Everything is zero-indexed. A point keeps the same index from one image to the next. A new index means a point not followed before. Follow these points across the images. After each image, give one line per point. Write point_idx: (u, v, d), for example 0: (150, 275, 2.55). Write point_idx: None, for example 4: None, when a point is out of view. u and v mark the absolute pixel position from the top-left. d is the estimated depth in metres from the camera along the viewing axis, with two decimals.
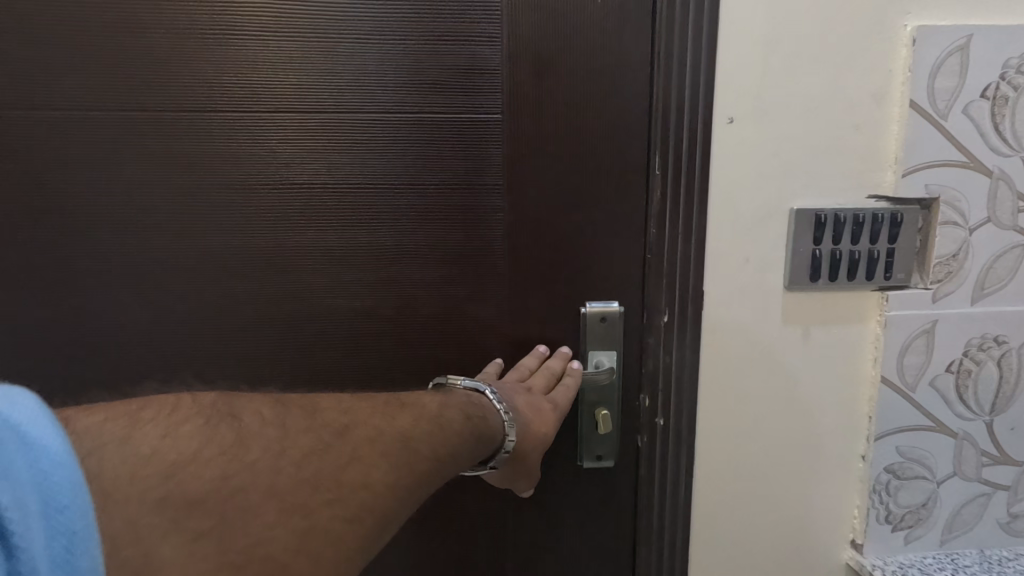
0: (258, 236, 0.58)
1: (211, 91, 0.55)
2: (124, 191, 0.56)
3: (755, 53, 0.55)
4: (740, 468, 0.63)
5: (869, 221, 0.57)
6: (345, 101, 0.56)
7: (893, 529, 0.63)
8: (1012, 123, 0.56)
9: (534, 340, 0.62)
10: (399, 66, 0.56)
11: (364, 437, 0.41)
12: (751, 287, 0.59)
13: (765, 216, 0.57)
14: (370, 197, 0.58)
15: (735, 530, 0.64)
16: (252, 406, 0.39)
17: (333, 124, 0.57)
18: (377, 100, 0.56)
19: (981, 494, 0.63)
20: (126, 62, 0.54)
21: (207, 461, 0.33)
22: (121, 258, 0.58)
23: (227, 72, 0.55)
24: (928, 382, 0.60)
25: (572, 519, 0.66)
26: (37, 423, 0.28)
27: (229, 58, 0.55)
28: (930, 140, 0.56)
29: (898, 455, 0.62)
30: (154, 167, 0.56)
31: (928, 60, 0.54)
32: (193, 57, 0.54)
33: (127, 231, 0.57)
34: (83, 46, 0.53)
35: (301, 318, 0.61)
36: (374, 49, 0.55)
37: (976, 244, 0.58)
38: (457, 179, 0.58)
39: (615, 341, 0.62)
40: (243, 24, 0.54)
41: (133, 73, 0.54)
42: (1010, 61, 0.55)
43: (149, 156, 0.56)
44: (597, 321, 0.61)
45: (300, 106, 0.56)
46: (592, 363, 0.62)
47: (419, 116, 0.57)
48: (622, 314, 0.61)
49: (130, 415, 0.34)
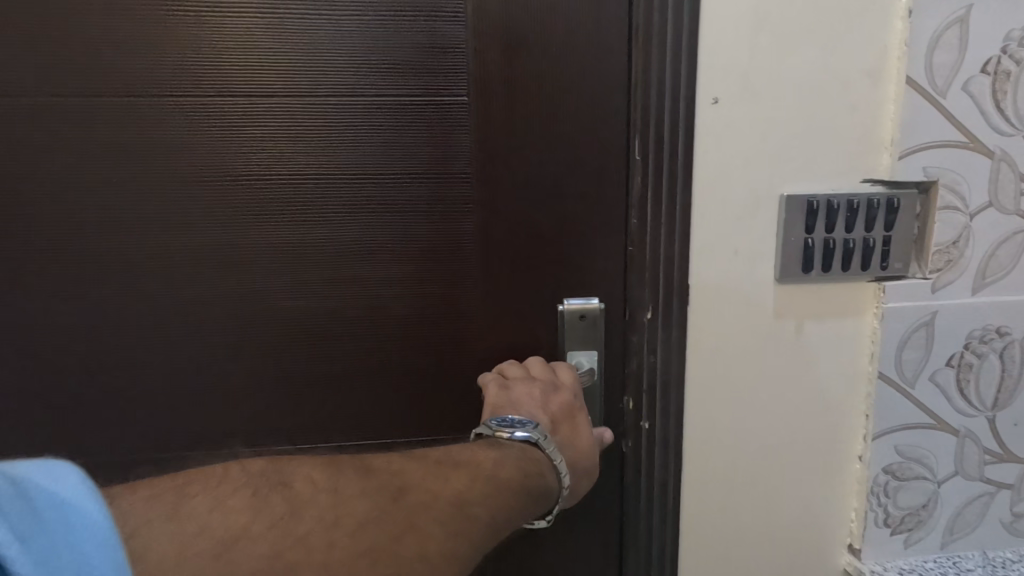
0: (208, 233, 0.54)
1: (151, 74, 0.50)
2: (63, 189, 0.52)
3: (742, 27, 0.51)
4: (732, 472, 0.59)
5: (864, 207, 0.54)
6: (300, 84, 0.52)
7: (893, 532, 0.60)
8: (1014, 101, 0.52)
9: (510, 341, 0.58)
10: (359, 45, 0.51)
11: (417, 502, 0.38)
12: (740, 280, 0.55)
13: (754, 203, 0.54)
14: (331, 189, 0.54)
15: (727, 537, 0.61)
16: (304, 472, 0.38)
17: (289, 109, 0.52)
18: (336, 82, 0.52)
19: (984, 494, 0.60)
20: (56, 43, 0.49)
21: (257, 537, 0.32)
22: (61, 258, 0.53)
23: (168, 53, 0.50)
24: (927, 378, 0.57)
25: (556, 528, 0.63)
26: (82, 497, 0.28)
27: (170, 37, 0.50)
28: (928, 120, 0.52)
29: (896, 455, 0.58)
30: (92, 159, 0.52)
31: (925, 32, 0.51)
32: (130, 37, 0.50)
33: (66, 230, 0.53)
34: (9, 26, 0.49)
35: (259, 321, 0.56)
36: (330, 28, 0.51)
37: (977, 230, 0.55)
38: (425, 168, 0.54)
39: (595, 340, 0.58)
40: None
41: (64, 55, 0.50)
42: (1013, 33, 0.51)
43: (85, 147, 0.51)
44: (576, 319, 0.57)
45: (251, 89, 0.51)
46: (572, 364, 0.58)
47: (381, 101, 0.53)
48: (603, 312, 0.58)
49: (179, 489, 0.34)
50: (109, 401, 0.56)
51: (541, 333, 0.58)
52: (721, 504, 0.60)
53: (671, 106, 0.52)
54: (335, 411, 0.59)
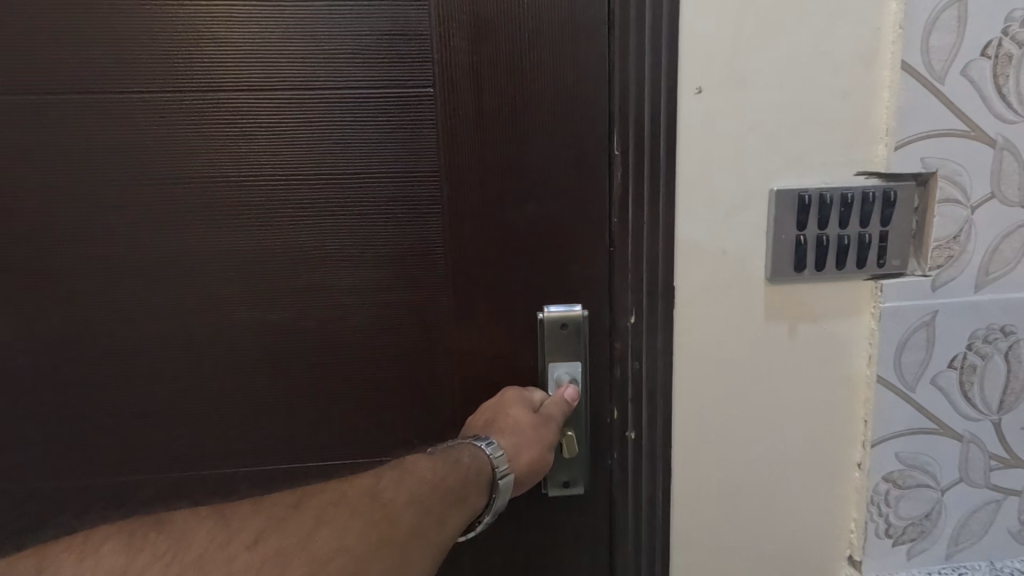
0: (168, 241, 0.52)
1: (102, 76, 0.48)
2: (25, 197, 0.50)
3: (726, 11, 0.48)
4: (724, 484, 0.56)
5: (859, 201, 0.50)
6: (262, 78, 0.49)
7: (894, 543, 0.57)
8: (1017, 86, 0.49)
9: (486, 349, 0.55)
10: (323, 35, 0.48)
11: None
12: (730, 281, 0.52)
13: (742, 198, 0.50)
14: (296, 192, 0.51)
15: (720, 551, 0.58)
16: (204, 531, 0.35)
17: (250, 106, 0.49)
18: (299, 76, 0.49)
19: (991, 501, 0.57)
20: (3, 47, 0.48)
21: None
22: (20, 269, 0.52)
23: (118, 53, 0.48)
24: (929, 381, 0.54)
25: (542, 544, 0.60)
26: None
27: (118, 37, 0.48)
28: (926, 108, 0.49)
29: (897, 462, 0.55)
30: (47, 167, 0.50)
31: (922, 13, 0.47)
32: (78, 39, 0.48)
33: (24, 240, 0.51)
34: None
35: (224, 331, 0.54)
36: (289, 19, 0.48)
37: (979, 224, 0.51)
38: (393, 168, 0.51)
39: (577, 351, 0.55)
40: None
41: (12, 59, 0.48)
42: (1014, 13, 0.48)
43: (39, 155, 0.50)
44: (556, 327, 0.54)
45: (210, 85, 0.49)
46: (553, 377, 0.55)
47: (345, 97, 0.50)
48: (586, 320, 0.54)
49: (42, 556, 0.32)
50: (73, 414, 0.55)
51: (520, 341, 0.55)
52: (712, 516, 0.57)
53: (650, 97, 0.49)
54: (308, 424, 0.56)
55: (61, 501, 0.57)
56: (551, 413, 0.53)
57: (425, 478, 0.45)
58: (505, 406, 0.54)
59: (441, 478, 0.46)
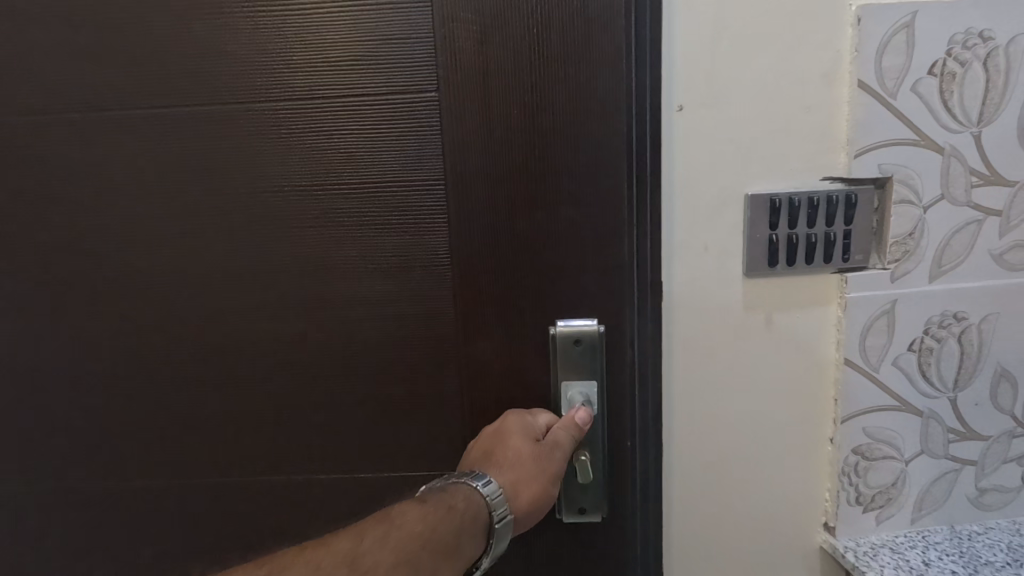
0: (212, 247, 0.58)
1: (158, 103, 0.55)
2: (95, 207, 0.58)
3: (703, 38, 0.54)
4: (710, 457, 0.63)
5: (823, 203, 0.57)
6: (294, 101, 0.55)
7: (864, 510, 0.63)
8: (960, 100, 0.56)
9: (497, 350, 0.58)
10: (347, 61, 0.54)
11: None
12: (711, 276, 0.59)
13: (720, 202, 0.57)
14: (330, 200, 0.57)
15: (706, 518, 0.64)
16: None
17: (283, 126, 0.55)
18: (326, 98, 0.54)
19: (950, 471, 0.63)
20: (78, 81, 0.55)
21: None
22: (89, 272, 0.60)
23: (171, 83, 0.55)
24: (891, 362, 0.60)
25: (547, 540, 0.62)
26: None
27: (172, 70, 0.55)
28: (880, 120, 0.56)
29: (865, 437, 0.61)
30: (112, 183, 0.57)
31: (874, 38, 0.54)
32: (139, 72, 0.55)
33: (93, 247, 0.59)
34: (42, 70, 0.55)
35: (261, 327, 0.60)
36: (321, 44, 0.53)
37: (931, 222, 0.58)
38: (410, 181, 0.56)
39: (589, 366, 0.58)
40: (184, 35, 0.54)
41: (85, 91, 0.55)
42: (956, 37, 0.54)
43: (105, 173, 0.57)
44: (569, 342, 0.57)
45: (249, 107, 0.55)
46: (566, 392, 0.59)
47: (372, 113, 0.55)
48: (598, 335, 0.57)
49: None
50: (131, 401, 0.63)
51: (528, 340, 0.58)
52: (699, 488, 0.64)
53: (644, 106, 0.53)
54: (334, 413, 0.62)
55: (121, 477, 0.64)
56: (557, 440, 0.56)
57: (413, 531, 0.48)
58: (513, 433, 0.57)
59: (431, 530, 0.48)
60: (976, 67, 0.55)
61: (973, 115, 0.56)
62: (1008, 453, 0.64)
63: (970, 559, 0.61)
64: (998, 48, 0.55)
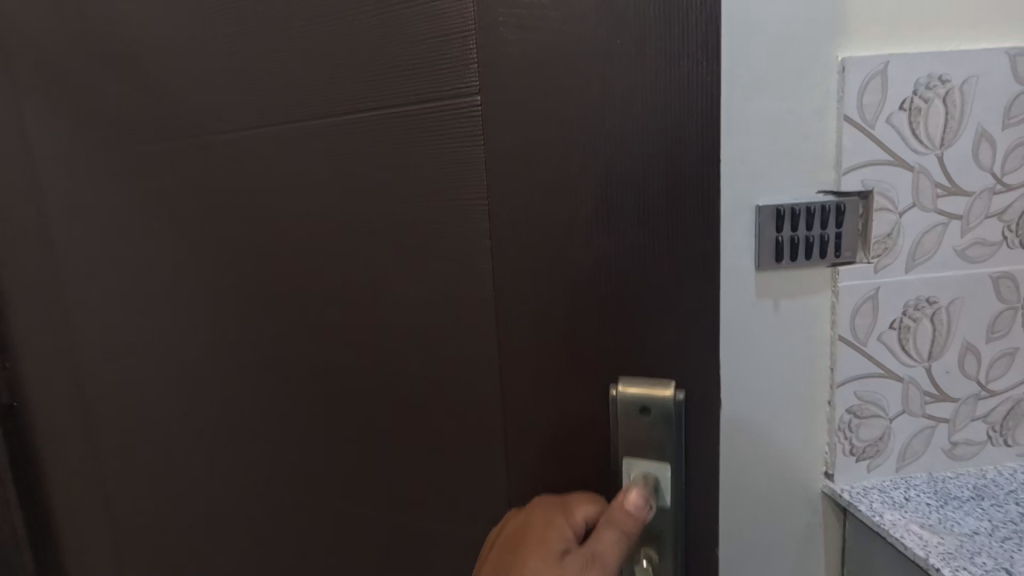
0: (324, 249, 0.71)
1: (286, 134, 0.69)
2: (244, 216, 0.75)
3: (720, 83, 0.70)
4: (729, 417, 0.78)
5: (819, 211, 0.72)
6: (356, 122, 0.65)
7: (857, 459, 0.78)
8: (926, 129, 0.71)
9: (546, 401, 0.59)
10: (398, 90, 0.61)
11: None
12: (729, 270, 0.74)
13: (737, 211, 0.72)
14: (393, 216, 0.66)
15: (729, 469, 0.79)
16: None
17: (347, 141, 0.66)
18: (378, 122, 0.64)
19: (927, 427, 0.78)
20: (233, 121, 0.72)
21: None
22: (238, 268, 0.77)
23: (293, 116, 0.68)
24: (876, 338, 0.75)
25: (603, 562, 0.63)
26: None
27: (294, 107, 0.68)
28: (864, 145, 0.71)
29: (856, 398, 0.76)
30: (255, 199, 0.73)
31: (855, 82, 0.69)
32: (273, 110, 0.69)
33: (241, 249, 0.76)
34: (211, 115, 0.73)
35: (358, 316, 0.71)
36: (413, 53, 0.60)
37: (906, 224, 0.73)
38: (437, 201, 0.62)
39: (654, 436, 0.56)
40: (303, 78, 0.67)
41: (238, 127, 0.72)
42: (920, 80, 0.70)
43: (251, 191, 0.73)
44: (634, 409, 0.56)
45: (326, 122, 0.67)
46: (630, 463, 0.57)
47: (433, 129, 0.60)
48: (664, 404, 0.55)
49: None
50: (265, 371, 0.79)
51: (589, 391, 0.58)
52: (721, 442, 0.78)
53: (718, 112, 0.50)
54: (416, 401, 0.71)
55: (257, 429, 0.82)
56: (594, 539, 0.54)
57: None
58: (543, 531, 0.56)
59: None
60: (936, 104, 0.70)
61: (936, 140, 0.71)
62: (975, 411, 0.78)
63: (944, 495, 0.75)
64: (954, 87, 0.70)
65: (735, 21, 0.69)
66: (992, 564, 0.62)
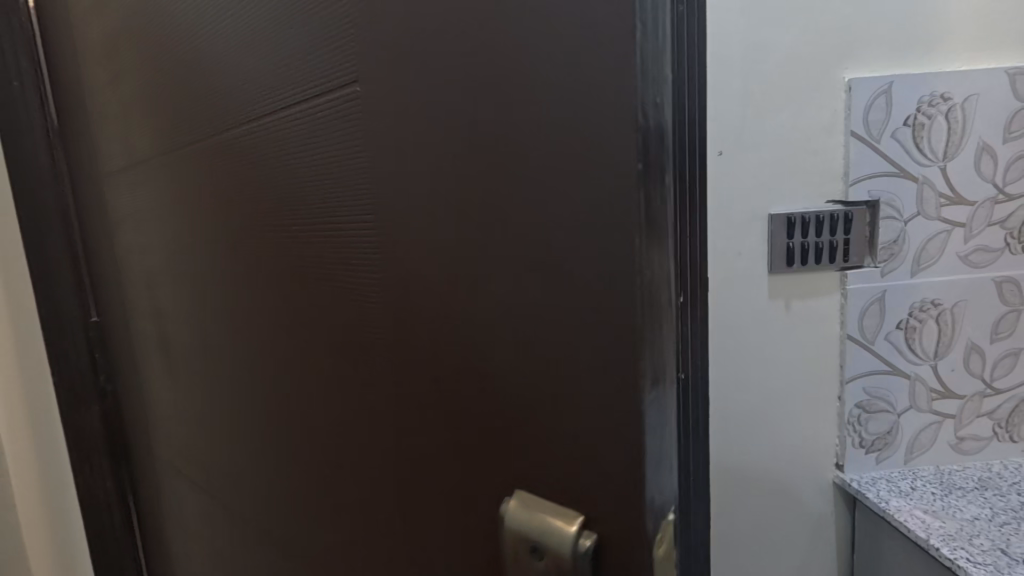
0: None
1: None
2: None
3: (735, 103, 0.76)
4: (744, 410, 0.83)
5: (828, 219, 0.78)
6: (223, 151, 0.44)
7: (866, 451, 0.83)
8: (929, 143, 0.76)
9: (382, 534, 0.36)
10: (259, 106, 0.38)
11: None
12: (743, 273, 0.80)
13: (751, 219, 0.78)
14: (257, 295, 0.44)
15: (744, 459, 0.84)
16: None
17: (215, 172, 0.46)
18: (242, 154, 0.42)
19: (933, 422, 0.82)
20: None
21: None
22: None
23: None
24: (883, 337, 0.80)
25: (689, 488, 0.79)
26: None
27: None
28: (870, 158, 0.76)
29: (865, 394, 0.82)
30: None
31: (862, 101, 0.75)
32: None
33: None
34: None
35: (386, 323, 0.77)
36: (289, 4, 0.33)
37: (911, 231, 0.78)
38: (297, 282, 0.39)
39: None
40: None
41: None
42: (923, 98, 0.75)
43: None
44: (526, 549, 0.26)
45: (194, 146, 0.48)
46: None
47: (306, 168, 0.35)
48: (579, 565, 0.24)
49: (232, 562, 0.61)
50: None
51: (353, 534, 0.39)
52: (737, 434, 0.84)
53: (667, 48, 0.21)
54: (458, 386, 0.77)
55: None
56: None
57: None
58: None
59: None
60: (939, 120, 0.76)
61: (940, 152, 0.77)
62: (981, 408, 0.82)
63: (949, 485, 0.80)
64: (956, 104, 0.76)
65: (751, 46, 0.75)
66: (989, 544, 0.67)
